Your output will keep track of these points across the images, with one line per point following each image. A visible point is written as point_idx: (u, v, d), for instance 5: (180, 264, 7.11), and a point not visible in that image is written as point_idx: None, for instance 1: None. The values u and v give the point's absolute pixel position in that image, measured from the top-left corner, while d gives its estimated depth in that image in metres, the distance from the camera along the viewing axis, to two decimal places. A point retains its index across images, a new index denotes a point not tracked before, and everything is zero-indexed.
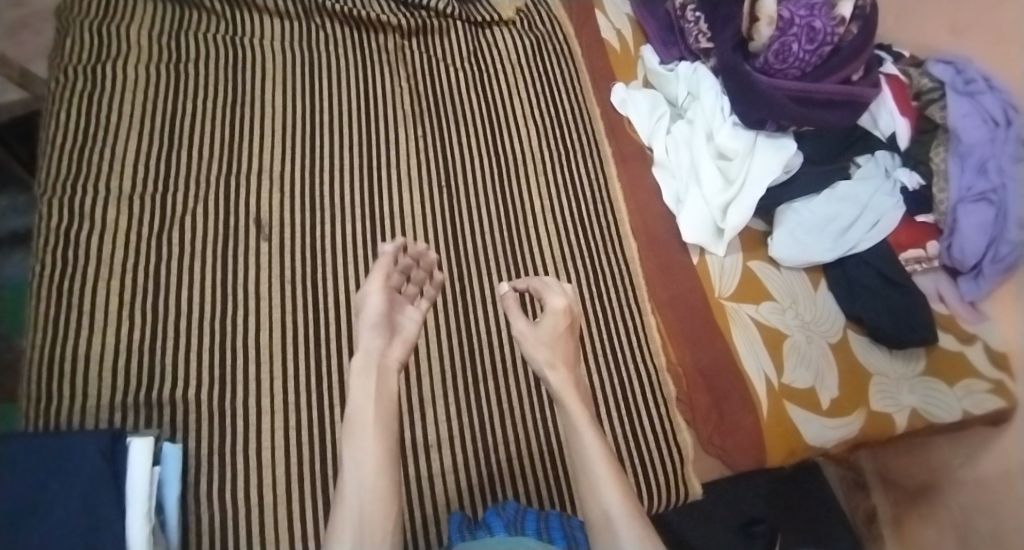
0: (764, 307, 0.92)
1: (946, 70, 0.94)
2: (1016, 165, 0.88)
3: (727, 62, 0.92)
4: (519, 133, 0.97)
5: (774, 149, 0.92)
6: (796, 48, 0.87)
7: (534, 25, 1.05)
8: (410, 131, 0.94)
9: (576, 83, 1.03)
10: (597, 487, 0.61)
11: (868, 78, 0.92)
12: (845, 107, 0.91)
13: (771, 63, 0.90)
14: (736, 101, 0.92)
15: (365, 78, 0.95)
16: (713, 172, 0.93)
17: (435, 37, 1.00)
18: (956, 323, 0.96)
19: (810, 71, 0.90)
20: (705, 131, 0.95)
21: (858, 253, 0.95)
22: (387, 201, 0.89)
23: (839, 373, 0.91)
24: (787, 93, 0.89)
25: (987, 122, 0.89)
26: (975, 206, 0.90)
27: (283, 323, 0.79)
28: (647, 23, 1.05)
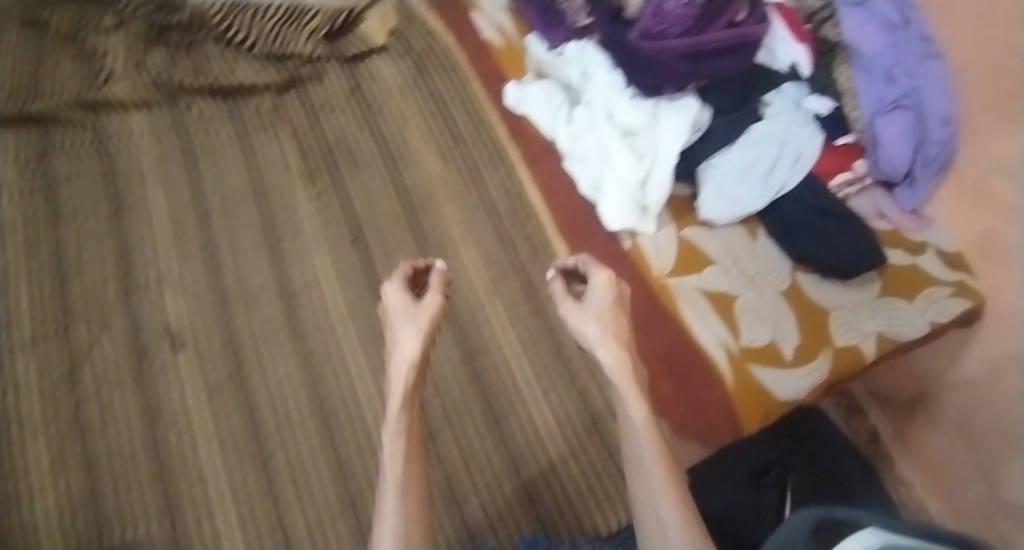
0: (707, 274, 0.90)
1: None
2: (923, 64, 0.85)
3: (609, 36, 0.89)
4: (421, 161, 0.92)
5: (676, 109, 0.88)
6: (670, 5, 0.85)
7: (411, 44, 0.99)
8: (304, 191, 0.87)
9: (467, 92, 0.97)
10: (647, 483, 0.61)
11: (754, 15, 0.90)
12: (740, 50, 0.88)
13: (652, 27, 0.88)
14: (627, 72, 0.88)
15: (247, 147, 0.89)
16: (624, 151, 0.88)
17: (310, 85, 0.94)
18: (902, 236, 0.95)
19: (693, 24, 0.87)
20: (605, 110, 0.91)
21: (790, 191, 0.93)
22: (299, 271, 0.83)
23: (797, 317, 0.90)
24: (674, 51, 0.86)
25: (884, 28, 0.88)
26: (891, 116, 0.87)
27: (221, 430, 0.74)
28: (525, 12, 1.00)
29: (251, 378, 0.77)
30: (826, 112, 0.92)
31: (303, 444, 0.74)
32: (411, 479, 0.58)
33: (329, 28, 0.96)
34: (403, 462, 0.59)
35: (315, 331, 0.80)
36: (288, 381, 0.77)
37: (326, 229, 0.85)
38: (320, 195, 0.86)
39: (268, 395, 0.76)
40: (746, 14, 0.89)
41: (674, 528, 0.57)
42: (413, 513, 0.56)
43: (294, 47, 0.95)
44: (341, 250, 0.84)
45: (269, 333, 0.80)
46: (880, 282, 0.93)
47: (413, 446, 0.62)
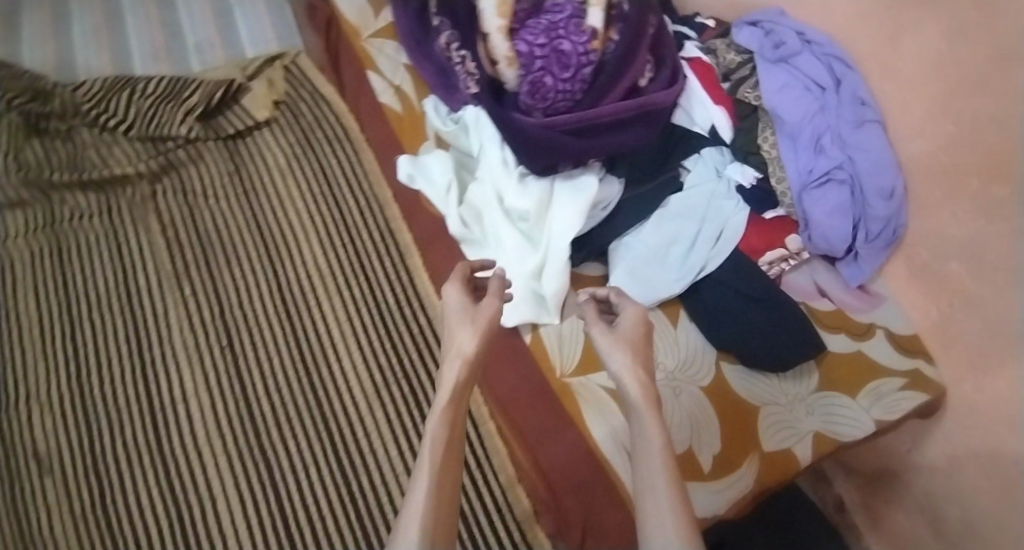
0: None
1: (753, 35, 0.85)
2: (858, 130, 0.74)
3: (495, 113, 0.81)
4: (303, 250, 0.85)
5: (573, 193, 0.81)
6: (550, 81, 0.77)
7: (298, 115, 0.93)
8: (176, 292, 0.82)
9: (357, 169, 0.91)
10: (661, 518, 0.41)
11: (659, 78, 0.81)
12: (641, 122, 0.79)
13: (532, 105, 0.78)
14: (520, 153, 0.79)
15: (122, 246, 0.85)
16: (517, 238, 0.81)
17: (188, 169, 0.89)
18: (845, 318, 0.83)
19: (582, 98, 0.78)
20: (499, 192, 0.83)
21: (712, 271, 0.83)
22: (167, 385, 0.77)
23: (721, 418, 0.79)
24: (565, 128, 0.77)
25: (811, 90, 0.78)
26: (821, 191, 0.76)
27: None
28: (424, 72, 0.92)
29: (101, 514, 0.70)
30: (749, 186, 0.82)
31: None
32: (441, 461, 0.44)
33: (206, 104, 0.89)
34: (441, 448, 0.45)
35: (178, 455, 0.74)
36: (143, 513, 0.70)
37: (197, 337, 0.80)
38: (195, 299, 0.82)
39: (116, 533, 0.69)
40: (648, 78, 0.81)
41: None
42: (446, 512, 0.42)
43: (169, 128, 0.88)
44: (214, 360, 0.79)
45: (127, 459, 0.73)
46: (819, 373, 0.82)
47: (449, 452, 0.46)
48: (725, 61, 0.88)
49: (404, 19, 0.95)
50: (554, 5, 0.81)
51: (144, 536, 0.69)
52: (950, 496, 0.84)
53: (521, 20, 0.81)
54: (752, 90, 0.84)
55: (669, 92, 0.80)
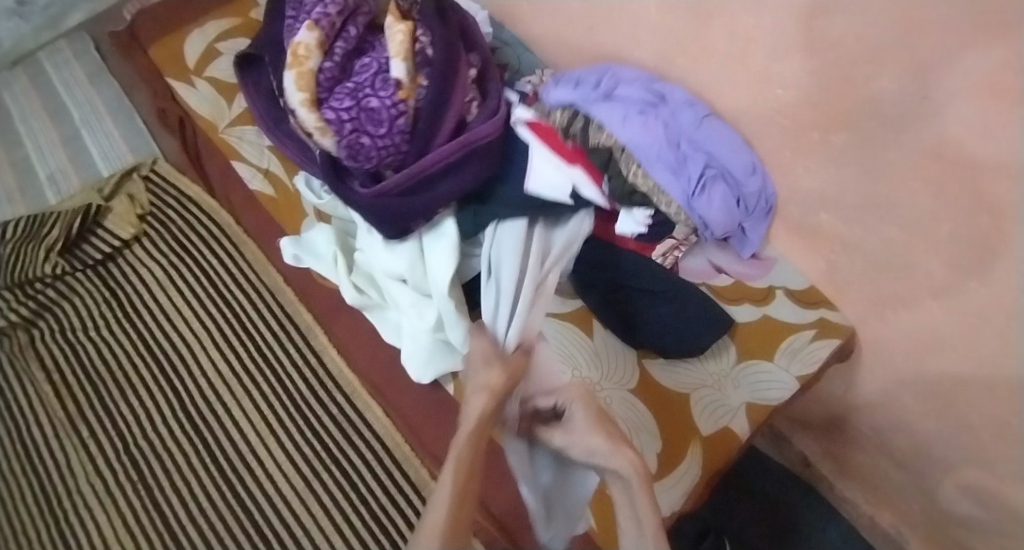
0: None
1: (566, 92, 0.88)
2: (704, 124, 0.79)
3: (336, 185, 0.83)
4: (201, 359, 0.82)
5: (451, 240, 0.81)
6: (367, 139, 0.80)
7: (166, 222, 0.91)
8: (73, 440, 0.77)
9: (240, 260, 0.88)
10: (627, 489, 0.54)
11: (485, 111, 0.85)
12: (469, 160, 0.81)
13: (365, 167, 0.82)
14: (367, 216, 0.81)
15: (6, 406, 0.80)
16: (409, 294, 0.80)
17: (62, 306, 0.85)
18: (744, 286, 0.85)
19: (409, 147, 0.81)
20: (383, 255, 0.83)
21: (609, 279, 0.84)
22: (79, 540, 0.71)
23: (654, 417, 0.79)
24: (395, 184, 0.80)
25: (647, 110, 0.83)
26: (706, 194, 0.78)
27: None
28: (285, 148, 0.91)
29: None
30: (643, 230, 0.82)
31: None
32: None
33: (64, 235, 0.86)
34: (446, 520, 0.48)
35: None
36: None
37: (104, 480, 0.75)
38: (94, 441, 0.77)
39: None
40: (477, 113, 0.85)
41: None
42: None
43: (30, 271, 0.84)
44: (126, 500, 0.73)
45: None
46: (737, 345, 0.83)
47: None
48: (559, 122, 0.88)
49: (256, 102, 0.94)
50: (360, 67, 0.85)
51: None
52: (895, 426, 0.87)
53: (328, 89, 0.85)
54: (603, 136, 0.83)
55: (494, 123, 0.83)
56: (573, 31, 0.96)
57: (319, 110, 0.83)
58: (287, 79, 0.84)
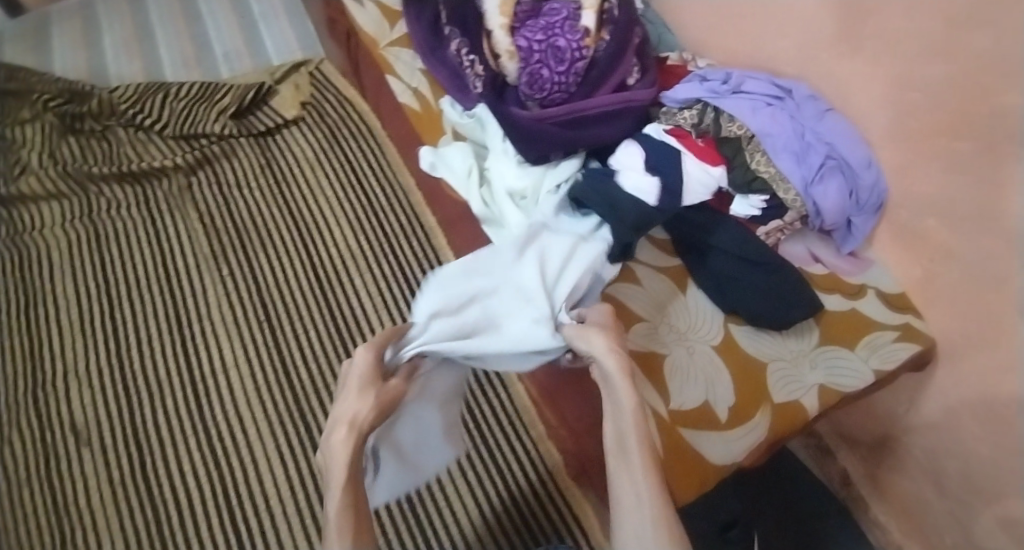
0: (636, 332, 0.86)
1: (696, 84, 0.92)
2: (829, 117, 0.87)
3: (496, 104, 0.87)
4: (329, 233, 0.96)
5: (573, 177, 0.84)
6: (546, 72, 0.85)
7: (323, 115, 1.04)
8: (215, 273, 0.93)
9: (380, 158, 0.99)
10: (636, 481, 0.50)
11: (645, 80, 0.88)
12: (624, 117, 0.85)
13: (531, 95, 0.86)
14: (515, 142, 0.85)
15: (164, 232, 0.95)
16: (515, 212, 0.84)
17: (220, 163, 0.99)
18: (838, 279, 0.90)
19: (575, 90, 0.86)
20: (502, 177, 0.88)
21: (709, 243, 0.89)
22: (211, 353, 0.88)
23: (732, 375, 0.85)
24: (551, 119, 0.84)
25: (772, 104, 0.88)
26: (823, 183, 0.84)
27: (126, 514, 0.78)
28: (437, 73, 0.98)
29: (159, 467, 0.81)
30: (757, 213, 0.88)
31: (212, 518, 0.79)
32: (347, 494, 0.47)
33: (239, 104, 0.99)
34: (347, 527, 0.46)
35: (221, 416, 0.85)
36: (202, 465, 0.82)
37: (235, 312, 0.90)
38: (229, 277, 0.92)
39: (175, 476, 0.81)
40: (638, 79, 0.88)
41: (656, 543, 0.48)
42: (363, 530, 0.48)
43: (204, 127, 0.98)
44: (251, 332, 0.89)
45: (182, 418, 0.84)
46: (821, 328, 0.88)
47: (346, 489, 0.48)
48: (688, 119, 0.90)
49: (416, 31, 1.00)
50: (550, 10, 0.90)
51: (207, 478, 0.81)
52: (945, 449, 0.91)
53: (522, 21, 0.90)
54: (735, 127, 0.88)
55: (654, 91, 0.88)
56: (728, 23, 1.03)
57: (512, 38, 0.88)
58: (491, 4, 0.92)
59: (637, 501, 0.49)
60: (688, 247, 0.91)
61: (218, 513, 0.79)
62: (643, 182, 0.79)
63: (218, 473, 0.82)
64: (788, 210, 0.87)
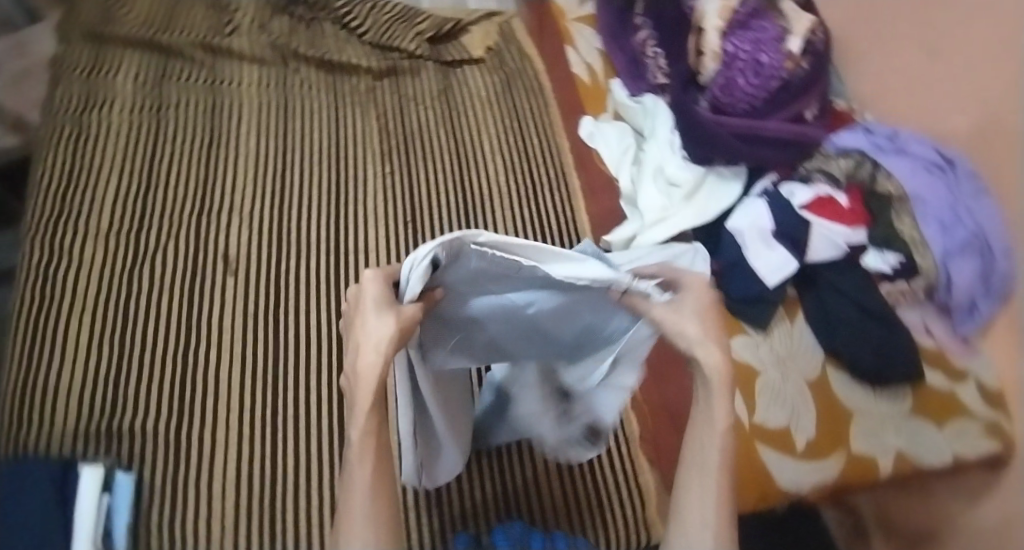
0: (737, 342, 0.84)
1: (858, 136, 0.89)
2: (988, 197, 0.79)
3: (678, 99, 0.92)
4: (483, 165, 0.99)
5: (722, 188, 0.90)
6: (742, 82, 0.87)
7: (504, 62, 1.09)
8: (377, 169, 0.97)
9: (545, 117, 1.04)
10: (697, 468, 0.41)
11: (822, 117, 0.92)
12: (797, 148, 0.89)
13: (720, 99, 0.90)
14: (687, 137, 0.90)
15: (337, 118, 1.00)
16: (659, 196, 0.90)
17: (405, 77, 1.05)
18: (945, 358, 0.84)
19: (760, 106, 0.88)
20: (657, 164, 0.93)
21: (822, 280, 0.85)
22: (351, 236, 0.92)
23: (818, 413, 0.82)
24: (733, 129, 0.88)
25: (930, 170, 0.82)
26: (962, 258, 0.78)
27: (242, 356, 0.83)
28: (615, 58, 1.02)
29: (278, 319, 0.86)
30: (891, 271, 0.82)
31: (314, 384, 0.83)
32: (365, 448, 0.36)
33: (435, 33, 1.08)
34: None
35: (336, 296, 0.88)
36: (311, 333, 0.86)
37: (378, 208, 0.94)
38: (387, 176, 0.96)
39: (292, 337, 0.85)
40: (815, 114, 0.92)
41: None
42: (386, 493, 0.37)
43: (400, 43, 1.06)
44: (391, 230, 0.92)
45: (304, 285, 0.88)
46: (914, 398, 0.84)
47: (364, 435, 0.36)
48: (842, 168, 0.87)
49: (606, 14, 1.05)
50: (758, 25, 0.89)
51: (322, 347, 0.85)
52: None
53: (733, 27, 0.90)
54: (890, 184, 0.84)
55: (827, 132, 0.91)
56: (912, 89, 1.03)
57: (721, 40, 0.90)
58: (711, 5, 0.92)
59: (698, 522, 0.39)
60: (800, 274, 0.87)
61: (321, 384, 0.83)
62: (773, 260, 0.83)
63: (325, 346, 0.85)
64: (918, 275, 0.82)
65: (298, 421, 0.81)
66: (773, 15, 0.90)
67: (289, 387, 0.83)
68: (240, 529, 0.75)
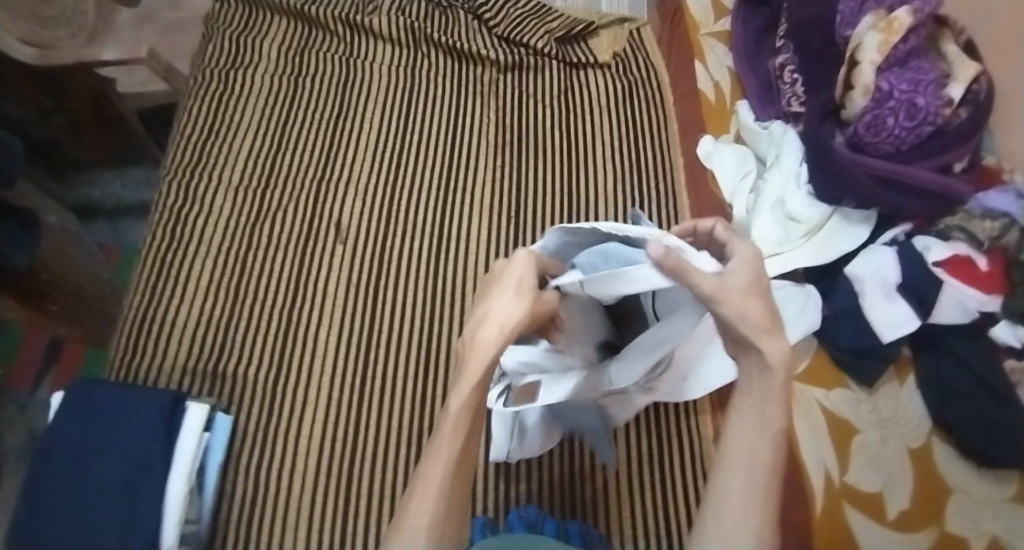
0: (835, 396, 0.81)
1: (1006, 198, 0.79)
2: None
3: (814, 130, 0.87)
4: (591, 171, 0.99)
5: (845, 230, 0.87)
6: (891, 122, 0.82)
7: (628, 70, 1.08)
8: (488, 161, 0.99)
9: (663, 131, 1.03)
10: (756, 442, 0.47)
11: (970, 170, 0.85)
12: (936, 201, 0.83)
13: (862, 135, 0.84)
14: (814, 169, 0.86)
15: (457, 105, 1.02)
16: (776, 228, 0.88)
17: (529, 74, 1.06)
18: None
19: (904, 150, 0.84)
20: (777, 195, 0.90)
21: (940, 340, 0.81)
22: (457, 224, 0.94)
23: (915, 484, 0.75)
24: (869, 170, 0.83)
25: None
26: None
27: (341, 323, 0.88)
28: (746, 78, 1.00)
29: (376, 292, 0.90)
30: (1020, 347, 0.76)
31: (402, 358, 0.86)
32: (454, 437, 0.48)
33: (565, 32, 1.08)
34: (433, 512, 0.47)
35: (434, 279, 0.90)
36: (405, 311, 0.89)
37: (482, 200, 0.96)
38: (497, 171, 0.98)
39: (389, 313, 0.89)
40: (964, 166, 0.84)
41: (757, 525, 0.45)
42: (459, 486, 0.49)
43: (529, 39, 1.06)
44: (492, 223, 0.94)
45: (406, 266, 0.91)
46: (1021, 485, 0.74)
47: (450, 427, 0.48)
48: (988, 229, 0.79)
49: (745, 32, 1.03)
50: (917, 66, 0.83)
51: (413, 325, 0.88)
52: None
53: (890, 64, 0.83)
54: None
55: (973, 189, 0.83)
56: None
57: (875, 75, 0.82)
58: (870, 38, 0.82)
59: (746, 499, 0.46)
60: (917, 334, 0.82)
61: (405, 360, 0.86)
62: (892, 315, 0.79)
63: (415, 325, 0.88)
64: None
65: (382, 392, 0.84)
66: (932, 58, 0.84)
67: (377, 359, 0.86)
68: (317, 484, 0.79)
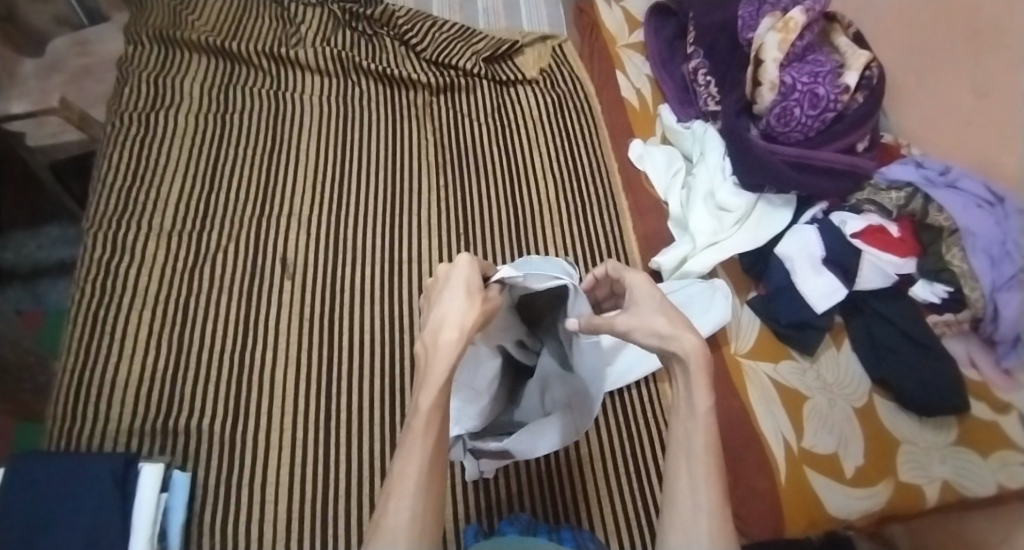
0: (782, 367, 0.86)
1: (908, 168, 0.89)
2: None
3: (731, 125, 0.94)
4: (531, 182, 1.01)
5: (772, 214, 0.93)
6: (798, 112, 0.89)
7: (555, 83, 1.12)
8: (430, 181, 0.99)
9: (595, 137, 1.07)
10: (689, 434, 0.54)
11: (873, 148, 0.93)
12: (847, 179, 0.90)
13: (775, 126, 0.91)
14: (737, 162, 0.92)
15: (393, 129, 1.03)
16: (710, 219, 0.92)
17: (461, 94, 1.08)
18: (989, 390, 0.80)
19: (812, 136, 0.91)
20: (706, 189, 0.95)
21: (866, 305, 0.87)
22: (407, 245, 0.93)
23: (865, 439, 0.80)
24: (784, 157, 0.90)
25: (980, 205, 0.80)
26: (1014, 292, 0.76)
27: (299, 357, 0.84)
28: (664, 83, 1.07)
29: (332, 321, 0.87)
30: (939, 301, 0.82)
31: (365, 388, 0.83)
32: (427, 432, 0.50)
33: (492, 53, 1.11)
34: (410, 514, 0.47)
35: (390, 302, 0.89)
36: (365, 338, 0.86)
37: (428, 218, 0.96)
38: (440, 190, 0.99)
39: (347, 341, 0.86)
40: (867, 144, 0.93)
41: (705, 512, 0.50)
42: (434, 486, 0.49)
43: (458, 60, 1.09)
44: (441, 240, 0.94)
45: (360, 292, 0.89)
46: (959, 428, 0.80)
47: (421, 423, 0.50)
48: (894, 199, 0.86)
49: (657, 41, 1.10)
50: (814, 60, 0.92)
51: (374, 352, 0.85)
52: None
53: (790, 60, 0.91)
54: (942, 216, 0.82)
55: (876, 165, 0.91)
56: None
57: (779, 71, 0.90)
58: (771, 37, 0.91)
59: (693, 509, 0.51)
60: (847, 302, 0.88)
61: (368, 390, 0.83)
62: (822, 286, 0.85)
63: (375, 353, 0.85)
64: (965, 308, 0.81)
65: (350, 423, 0.81)
66: (826, 51, 0.94)
67: (337, 393, 0.82)
68: (290, 532, 0.74)
